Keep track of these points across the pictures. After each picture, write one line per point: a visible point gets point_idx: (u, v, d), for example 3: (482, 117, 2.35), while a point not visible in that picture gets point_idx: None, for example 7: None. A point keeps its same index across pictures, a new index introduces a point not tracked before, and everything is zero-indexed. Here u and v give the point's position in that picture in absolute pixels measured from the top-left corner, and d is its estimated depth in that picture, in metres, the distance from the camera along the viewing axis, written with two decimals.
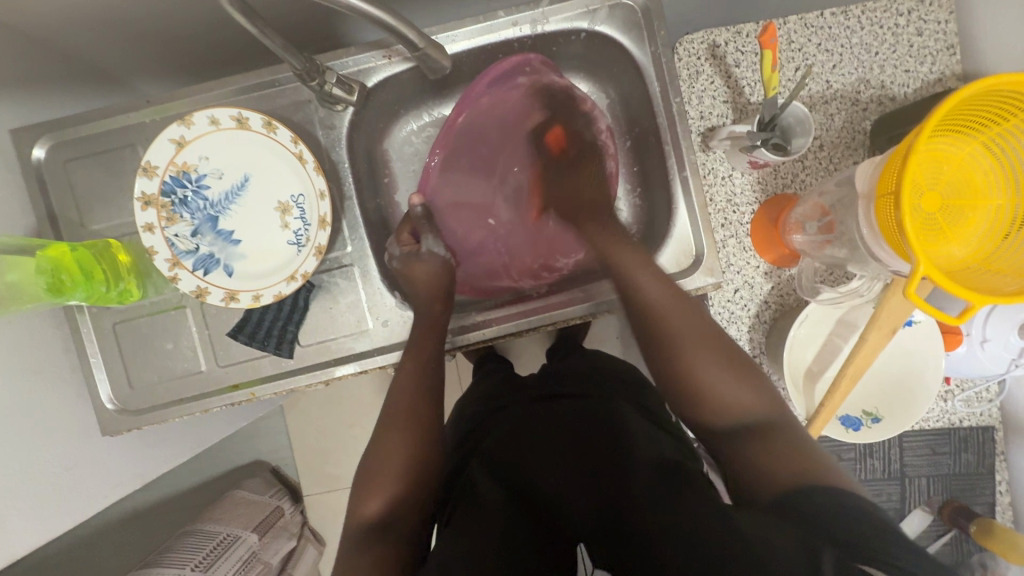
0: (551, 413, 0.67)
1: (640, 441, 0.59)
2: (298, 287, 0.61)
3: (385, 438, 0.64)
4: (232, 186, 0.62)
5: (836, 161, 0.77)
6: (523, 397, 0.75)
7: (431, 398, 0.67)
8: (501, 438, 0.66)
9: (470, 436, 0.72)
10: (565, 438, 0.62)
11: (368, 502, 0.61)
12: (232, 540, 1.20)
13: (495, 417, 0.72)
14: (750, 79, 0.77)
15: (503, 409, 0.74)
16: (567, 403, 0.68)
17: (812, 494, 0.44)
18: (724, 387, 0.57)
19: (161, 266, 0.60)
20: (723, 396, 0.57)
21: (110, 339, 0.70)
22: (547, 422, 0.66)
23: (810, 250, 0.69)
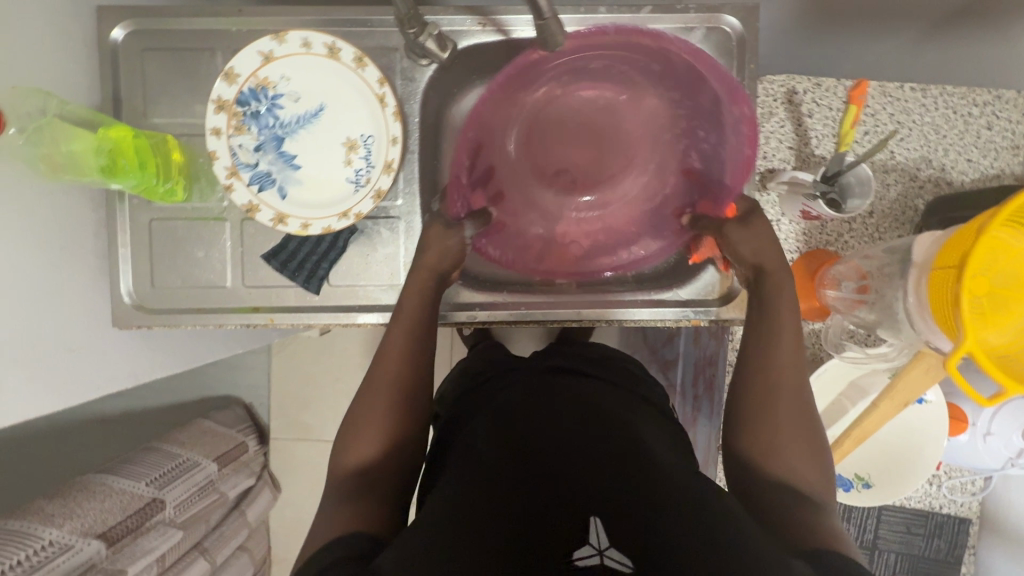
0: (553, 391, 0.66)
1: (647, 443, 0.57)
2: (348, 226, 0.60)
3: (373, 402, 0.61)
4: (306, 111, 0.61)
5: (881, 231, 0.79)
6: (531, 368, 0.74)
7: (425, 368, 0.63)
8: (501, 411, 0.63)
9: (469, 409, 0.70)
10: (566, 421, 0.59)
11: (348, 451, 0.59)
12: (191, 464, 1.18)
13: (499, 386, 0.71)
14: (820, 132, 0.78)
15: (513, 371, 0.74)
16: (572, 387, 0.67)
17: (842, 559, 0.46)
18: (788, 431, 0.57)
19: (218, 172, 0.60)
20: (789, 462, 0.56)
21: (143, 234, 0.70)
22: (554, 399, 0.64)
23: (842, 308, 0.71)
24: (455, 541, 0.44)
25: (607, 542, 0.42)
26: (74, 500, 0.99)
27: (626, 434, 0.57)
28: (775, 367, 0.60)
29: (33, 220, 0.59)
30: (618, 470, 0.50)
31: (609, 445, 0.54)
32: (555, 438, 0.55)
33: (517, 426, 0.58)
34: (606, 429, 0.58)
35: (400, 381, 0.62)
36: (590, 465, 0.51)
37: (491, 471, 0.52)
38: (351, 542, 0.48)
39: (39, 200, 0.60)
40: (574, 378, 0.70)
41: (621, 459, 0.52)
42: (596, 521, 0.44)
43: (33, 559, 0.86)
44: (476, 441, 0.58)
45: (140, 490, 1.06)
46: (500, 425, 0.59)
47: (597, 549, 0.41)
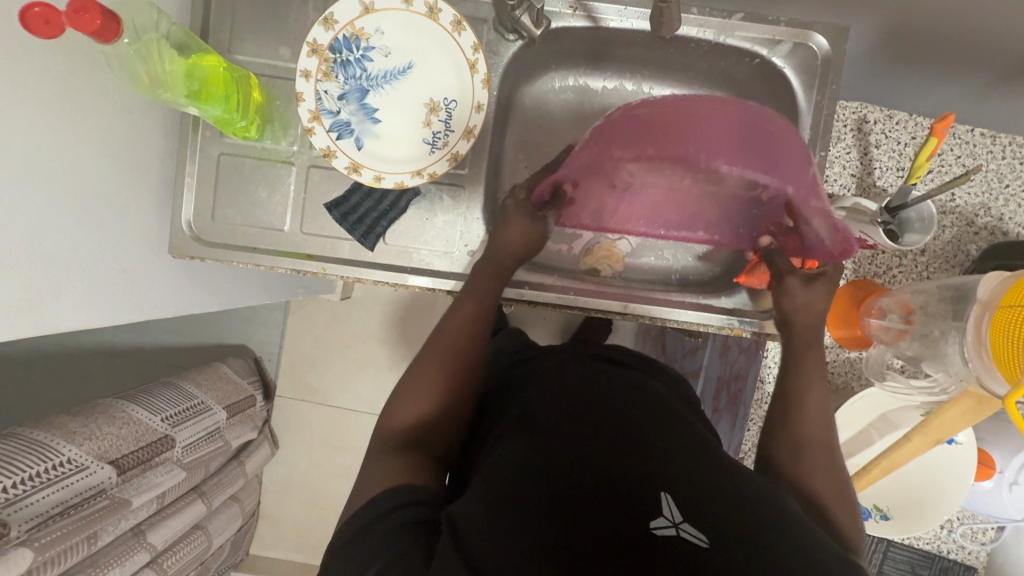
0: (607, 375, 0.65)
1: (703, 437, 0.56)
2: (419, 184, 0.61)
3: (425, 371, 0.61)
4: (395, 67, 0.62)
5: (930, 271, 0.79)
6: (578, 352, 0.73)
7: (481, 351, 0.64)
8: (556, 387, 0.63)
9: (517, 380, 0.69)
10: (626, 404, 0.58)
11: (396, 413, 0.59)
12: (204, 408, 1.20)
13: (546, 361, 0.71)
14: (884, 164, 0.79)
15: (558, 352, 0.74)
16: (625, 375, 0.67)
17: None
18: (820, 462, 0.59)
19: (302, 114, 0.61)
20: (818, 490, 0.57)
21: (210, 167, 0.70)
22: (611, 382, 0.63)
23: (886, 339, 0.71)
24: (524, 508, 0.43)
25: (681, 517, 0.41)
26: (96, 420, 0.99)
27: (683, 425, 0.57)
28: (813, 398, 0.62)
29: (101, 132, 0.60)
30: (684, 456, 0.50)
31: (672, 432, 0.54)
32: (620, 418, 0.55)
33: (577, 402, 0.58)
34: (664, 417, 0.57)
35: (456, 356, 0.62)
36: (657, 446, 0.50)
37: (556, 439, 0.51)
38: (403, 493, 0.49)
39: (105, 115, 0.60)
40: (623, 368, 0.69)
41: (685, 447, 0.52)
42: (666, 496, 0.44)
43: (50, 473, 0.86)
44: (534, 411, 0.58)
45: (155, 424, 1.08)
46: (560, 399, 0.59)
47: (672, 521, 0.41)
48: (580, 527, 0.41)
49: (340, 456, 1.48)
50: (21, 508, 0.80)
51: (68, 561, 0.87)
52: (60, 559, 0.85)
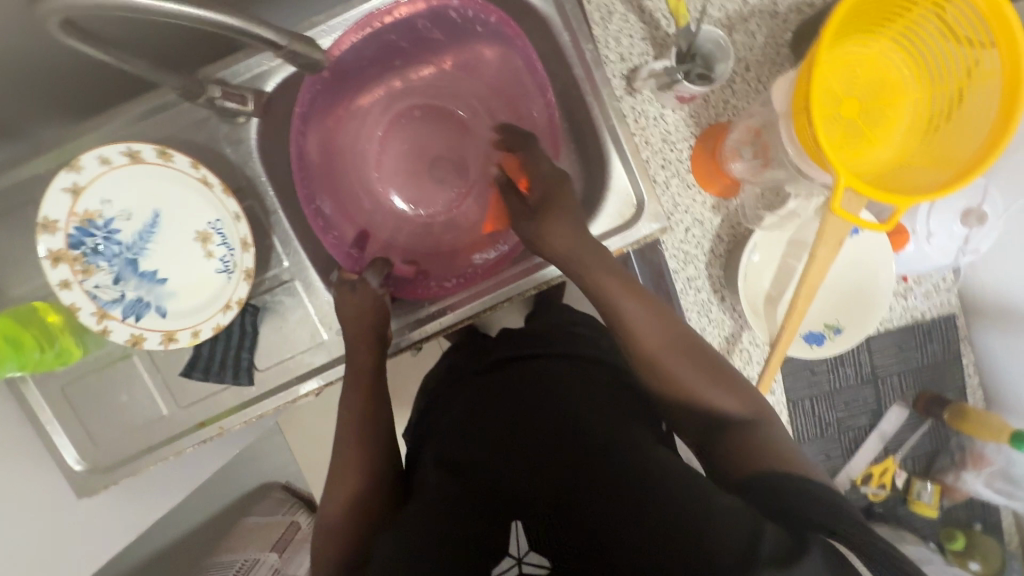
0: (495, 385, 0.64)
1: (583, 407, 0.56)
2: (236, 315, 0.58)
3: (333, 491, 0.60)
4: (143, 225, 0.59)
5: (764, 80, 0.76)
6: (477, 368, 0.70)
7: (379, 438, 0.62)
8: (454, 423, 0.61)
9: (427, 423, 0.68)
10: (513, 418, 0.57)
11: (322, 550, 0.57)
12: (253, 563, 1.21)
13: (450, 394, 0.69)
14: (665, 11, 0.75)
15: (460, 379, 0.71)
16: (516, 369, 0.65)
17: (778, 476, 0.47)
18: (690, 380, 0.57)
19: (87, 321, 0.57)
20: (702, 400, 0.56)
21: (64, 403, 0.68)
22: (495, 391, 0.63)
23: (749, 174, 0.72)
24: None
25: (524, 548, 0.46)
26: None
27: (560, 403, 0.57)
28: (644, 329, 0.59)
29: None
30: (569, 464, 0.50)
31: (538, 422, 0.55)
32: (493, 434, 0.56)
33: (470, 440, 0.57)
34: (540, 404, 0.58)
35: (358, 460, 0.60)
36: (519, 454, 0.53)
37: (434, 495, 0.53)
38: None
39: None
40: (519, 362, 0.66)
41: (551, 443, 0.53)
42: (516, 524, 0.48)
43: None
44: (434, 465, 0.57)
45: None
46: (456, 440, 0.58)
47: (516, 558, 0.46)
48: None
49: None
50: None
51: None
52: None
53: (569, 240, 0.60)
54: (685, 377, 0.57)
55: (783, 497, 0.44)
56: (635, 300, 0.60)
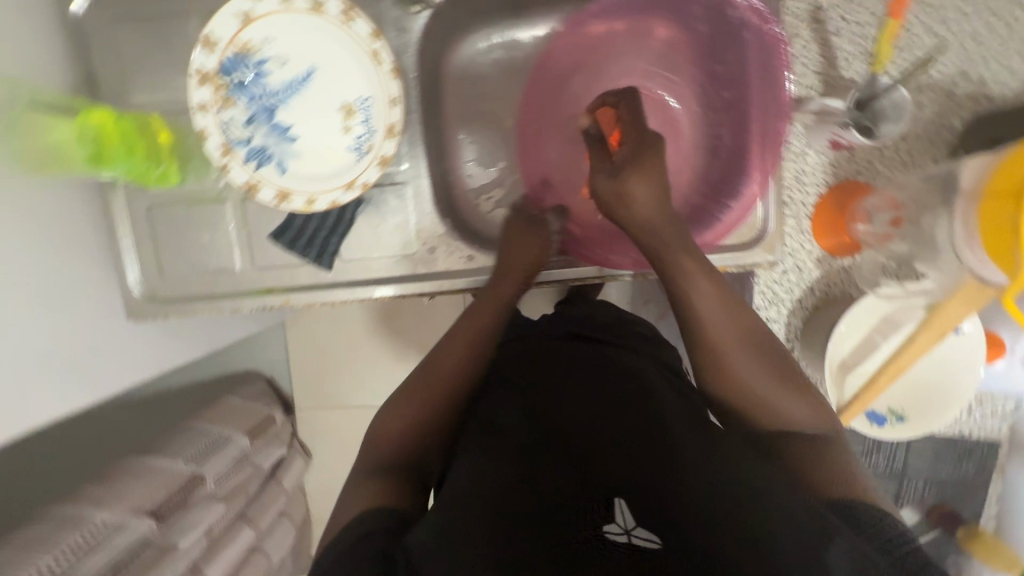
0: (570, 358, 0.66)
1: (661, 397, 0.58)
2: (355, 197, 0.57)
3: (394, 409, 0.62)
4: (296, 76, 0.57)
5: (914, 156, 0.74)
6: (546, 334, 0.72)
7: (445, 368, 0.64)
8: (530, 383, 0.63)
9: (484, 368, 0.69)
10: (591, 390, 0.60)
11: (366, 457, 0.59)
12: (224, 439, 1.22)
13: (513, 351, 0.71)
14: (849, 52, 0.72)
15: (525, 339, 0.73)
16: (590, 349, 0.67)
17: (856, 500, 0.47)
18: (758, 382, 0.57)
19: (211, 151, 0.56)
20: (773, 405, 0.56)
21: (145, 221, 0.67)
22: (571, 363, 0.65)
23: (873, 241, 0.72)
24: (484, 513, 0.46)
25: (633, 523, 0.48)
26: (117, 483, 1.02)
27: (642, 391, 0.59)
28: (711, 317, 0.59)
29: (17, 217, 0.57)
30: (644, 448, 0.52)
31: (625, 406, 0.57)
32: (578, 407, 0.58)
33: (541, 403, 0.60)
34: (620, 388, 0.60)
35: (425, 391, 0.63)
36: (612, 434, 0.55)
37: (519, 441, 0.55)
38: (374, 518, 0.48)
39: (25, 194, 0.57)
40: (593, 340, 0.69)
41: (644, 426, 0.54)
42: (620, 502, 0.50)
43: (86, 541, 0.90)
44: (502, 415, 0.59)
45: (178, 468, 1.09)
46: (525, 401, 0.61)
47: (624, 530, 0.48)
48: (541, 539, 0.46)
49: None
50: None
51: None
52: None
53: (651, 207, 0.59)
54: (750, 377, 0.57)
55: (845, 509, 0.46)
56: (706, 285, 0.59)
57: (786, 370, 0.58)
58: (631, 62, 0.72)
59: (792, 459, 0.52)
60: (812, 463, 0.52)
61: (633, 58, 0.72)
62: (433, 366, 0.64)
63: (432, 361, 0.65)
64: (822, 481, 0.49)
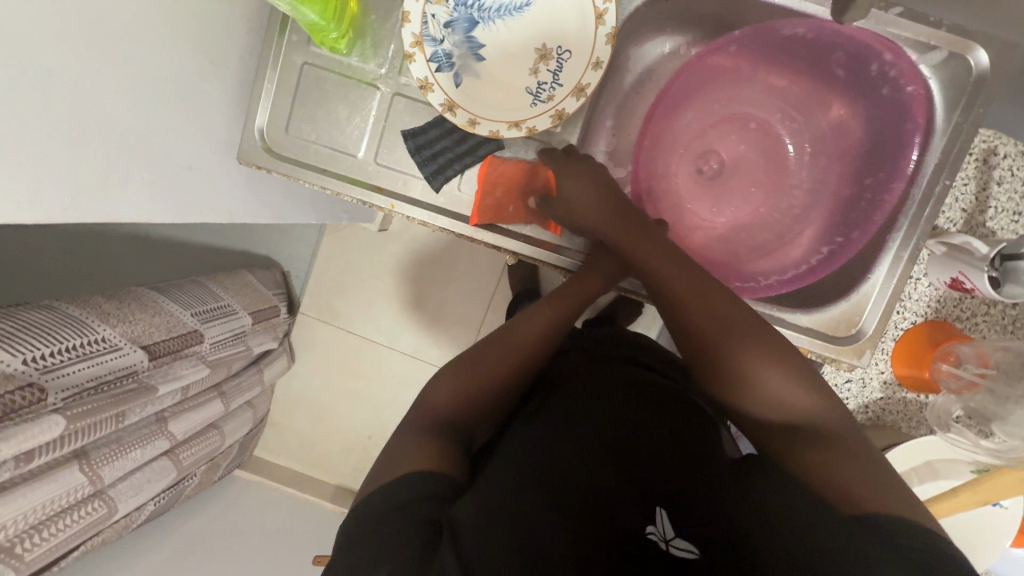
0: (623, 375, 0.69)
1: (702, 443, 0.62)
2: (516, 138, 0.57)
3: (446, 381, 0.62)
4: (511, 1, 0.56)
5: (1017, 327, 0.74)
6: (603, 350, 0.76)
7: (500, 345, 0.65)
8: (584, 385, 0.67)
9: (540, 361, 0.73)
10: (640, 409, 0.63)
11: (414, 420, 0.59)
12: (231, 312, 1.21)
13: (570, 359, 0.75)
14: (1000, 205, 0.73)
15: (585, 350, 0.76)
16: (642, 374, 0.71)
17: (882, 511, 0.45)
18: (751, 375, 0.57)
19: (404, 37, 0.55)
20: (766, 395, 0.57)
21: (293, 75, 0.66)
22: (622, 379, 0.68)
23: (954, 387, 0.69)
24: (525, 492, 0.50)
25: (672, 534, 0.51)
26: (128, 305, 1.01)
27: (688, 428, 0.63)
28: (691, 295, 0.60)
29: (176, 21, 0.56)
30: (687, 478, 0.57)
31: (670, 437, 0.61)
32: (628, 422, 0.61)
33: (592, 400, 0.64)
34: (667, 417, 0.64)
35: (480, 372, 0.63)
36: (658, 453, 0.58)
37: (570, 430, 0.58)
38: (422, 483, 0.48)
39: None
40: (644, 368, 0.74)
41: (686, 462, 0.59)
42: (662, 511, 0.53)
43: (84, 349, 0.88)
44: (551, 408, 0.64)
45: (184, 318, 1.09)
46: (580, 395, 0.65)
47: (663, 538, 0.51)
48: (582, 523, 0.49)
49: (355, 384, 1.48)
50: (57, 376, 0.82)
51: (94, 435, 0.87)
52: (86, 433, 0.86)
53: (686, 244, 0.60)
54: (748, 368, 0.57)
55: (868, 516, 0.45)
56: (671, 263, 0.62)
57: (780, 350, 0.58)
58: (739, 92, 0.71)
59: (799, 453, 0.52)
60: (825, 461, 0.50)
61: (745, 90, 0.70)
62: (491, 344, 0.65)
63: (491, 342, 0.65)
64: (834, 478, 0.49)
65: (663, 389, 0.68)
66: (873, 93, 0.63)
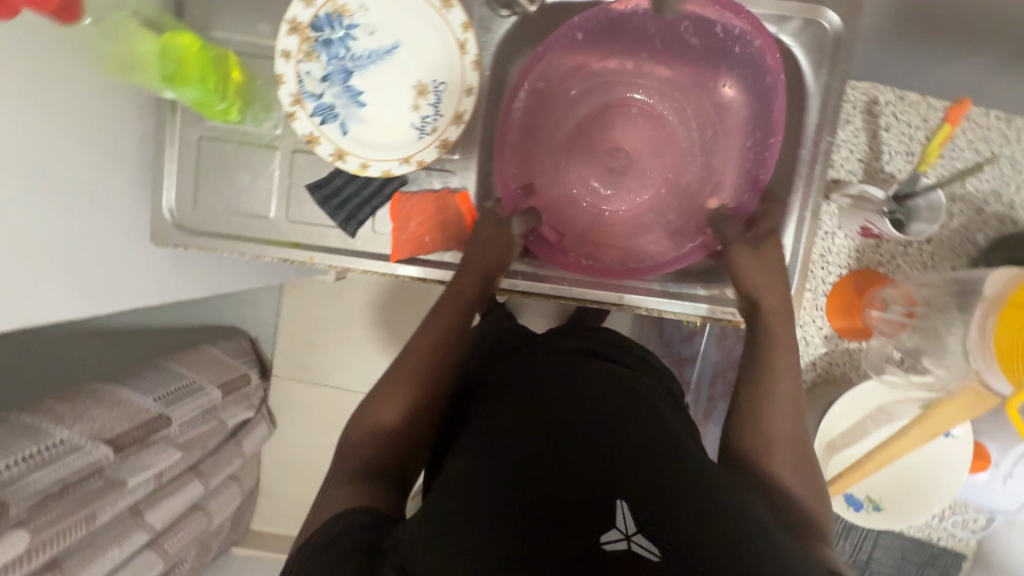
0: (576, 368, 0.63)
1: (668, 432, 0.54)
2: (409, 172, 0.59)
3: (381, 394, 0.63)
4: (380, 46, 0.58)
5: (936, 260, 0.77)
6: (551, 345, 0.71)
7: (435, 351, 0.65)
8: (532, 388, 0.60)
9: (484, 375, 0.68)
10: (597, 402, 0.57)
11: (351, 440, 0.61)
12: (196, 388, 1.19)
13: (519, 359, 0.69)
14: (893, 149, 0.76)
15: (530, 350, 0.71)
16: (598, 366, 0.65)
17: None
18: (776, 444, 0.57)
19: (283, 97, 0.58)
20: (775, 464, 0.56)
21: (192, 150, 0.67)
22: (576, 375, 0.62)
23: (886, 330, 0.72)
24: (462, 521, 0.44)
25: (634, 527, 0.41)
26: (83, 403, 0.99)
27: (652, 419, 0.56)
28: (782, 381, 0.60)
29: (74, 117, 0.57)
30: (654, 465, 0.48)
31: (630, 427, 0.53)
32: (583, 415, 0.54)
33: (542, 400, 0.57)
34: (627, 406, 0.57)
35: (415, 377, 0.63)
36: (616, 444, 0.50)
37: (515, 439, 0.52)
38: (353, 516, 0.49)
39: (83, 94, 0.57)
40: (599, 358, 0.68)
41: (648, 450, 0.50)
42: (623, 504, 0.43)
43: (45, 453, 0.86)
44: (500, 415, 0.57)
45: (148, 404, 1.07)
46: (528, 399, 0.58)
47: (625, 533, 0.40)
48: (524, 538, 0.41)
49: None
50: (18, 487, 0.80)
51: (65, 542, 0.85)
52: (56, 541, 0.84)
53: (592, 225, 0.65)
54: (780, 442, 0.57)
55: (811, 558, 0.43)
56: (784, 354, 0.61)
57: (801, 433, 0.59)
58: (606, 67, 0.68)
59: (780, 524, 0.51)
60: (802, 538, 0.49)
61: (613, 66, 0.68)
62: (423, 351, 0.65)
63: (423, 342, 0.66)
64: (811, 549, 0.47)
65: (620, 381, 0.62)
66: (727, 51, 0.63)
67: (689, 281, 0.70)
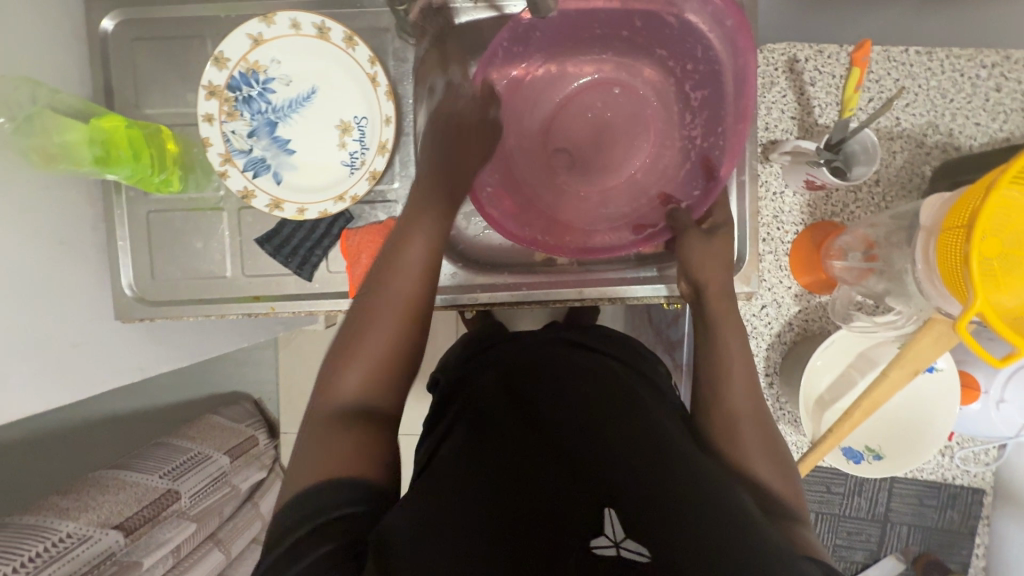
0: (558, 369, 0.62)
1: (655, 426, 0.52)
2: (344, 209, 0.62)
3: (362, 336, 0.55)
4: (298, 94, 0.62)
5: (888, 200, 0.77)
6: (527, 346, 0.69)
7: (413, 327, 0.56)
8: (514, 395, 0.58)
9: (461, 394, 0.66)
10: (582, 403, 0.55)
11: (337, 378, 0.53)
12: (203, 458, 1.18)
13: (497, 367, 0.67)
14: (823, 101, 0.77)
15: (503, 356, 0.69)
16: (579, 365, 0.63)
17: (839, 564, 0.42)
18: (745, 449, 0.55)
19: (213, 159, 0.61)
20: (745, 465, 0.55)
21: (142, 226, 0.70)
22: (558, 376, 0.60)
23: (850, 278, 0.70)
24: (448, 523, 0.40)
25: (623, 535, 0.39)
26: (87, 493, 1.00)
27: (638, 414, 0.54)
28: (740, 376, 0.59)
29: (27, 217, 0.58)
30: (642, 463, 0.46)
31: (618, 425, 0.52)
32: (570, 416, 0.52)
33: (527, 406, 0.55)
34: (611, 405, 0.55)
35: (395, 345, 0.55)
36: (603, 446, 0.48)
37: (501, 448, 0.50)
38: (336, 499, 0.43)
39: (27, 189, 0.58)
40: (579, 353, 0.67)
41: (637, 448, 0.48)
42: (611, 510, 0.41)
43: (52, 551, 0.87)
44: (483, 423, 0.55)
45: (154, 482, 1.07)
46: (509, 408, 0.56)
47: (613, 540, 0.39)
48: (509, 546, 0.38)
49: None
50: None
51: None
52: None
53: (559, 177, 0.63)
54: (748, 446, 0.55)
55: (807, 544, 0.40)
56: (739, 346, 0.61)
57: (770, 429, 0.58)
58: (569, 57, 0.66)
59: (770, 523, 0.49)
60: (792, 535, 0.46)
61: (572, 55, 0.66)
62: (405, 312, 0.56)
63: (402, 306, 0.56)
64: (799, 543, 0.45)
65: (602, 379, 0.60)
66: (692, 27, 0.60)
67: (644, 262, 0.71)
